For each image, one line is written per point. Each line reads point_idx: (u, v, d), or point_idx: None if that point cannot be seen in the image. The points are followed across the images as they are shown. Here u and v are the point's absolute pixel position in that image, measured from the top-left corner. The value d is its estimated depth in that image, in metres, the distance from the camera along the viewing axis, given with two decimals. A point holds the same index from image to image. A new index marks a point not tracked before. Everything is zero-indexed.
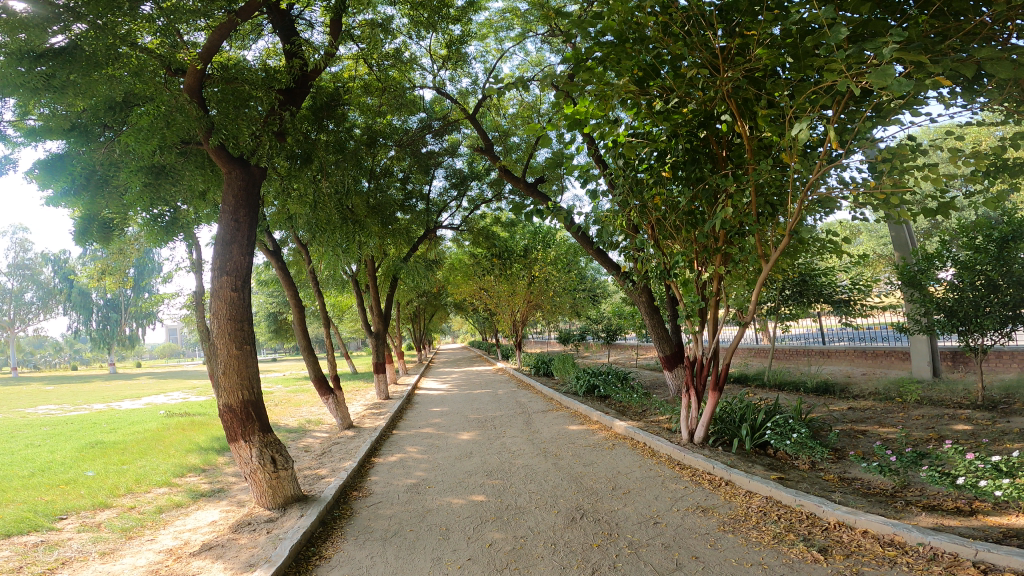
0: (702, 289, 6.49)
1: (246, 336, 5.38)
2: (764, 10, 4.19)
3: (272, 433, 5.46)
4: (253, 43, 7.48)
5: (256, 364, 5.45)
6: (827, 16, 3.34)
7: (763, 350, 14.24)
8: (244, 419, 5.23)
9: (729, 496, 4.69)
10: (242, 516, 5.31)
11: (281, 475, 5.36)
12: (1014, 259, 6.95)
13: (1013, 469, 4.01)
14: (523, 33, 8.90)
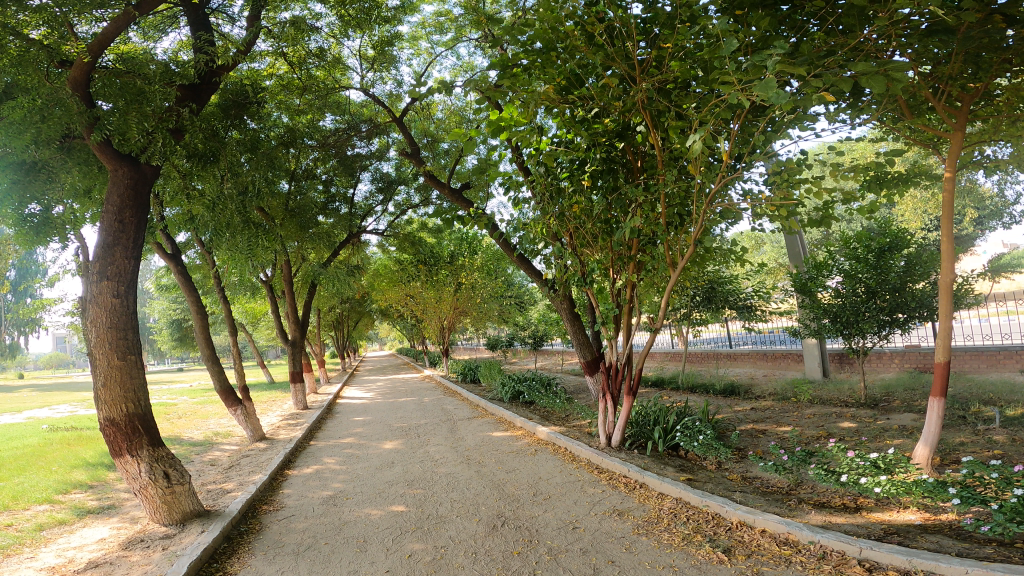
0: (617, 296, 6.69)
1: (131, 345, 5.04)
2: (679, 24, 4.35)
3: (164, 447, 5.15)
4: (164, 36, 7.04)
5: (142, 375, 5.10)
6: (723, 27, 3.60)
7: (678, 354, 14.83)
8: (129, 433, 4.89)
9: (643, 498, 4.86)
10: (134, 533, 4.96)
11: (175, 490, 5.05)
12: (890, 269, 7.66)
13: (889, 466, 4.47)
14: (456, 39, 8.86)
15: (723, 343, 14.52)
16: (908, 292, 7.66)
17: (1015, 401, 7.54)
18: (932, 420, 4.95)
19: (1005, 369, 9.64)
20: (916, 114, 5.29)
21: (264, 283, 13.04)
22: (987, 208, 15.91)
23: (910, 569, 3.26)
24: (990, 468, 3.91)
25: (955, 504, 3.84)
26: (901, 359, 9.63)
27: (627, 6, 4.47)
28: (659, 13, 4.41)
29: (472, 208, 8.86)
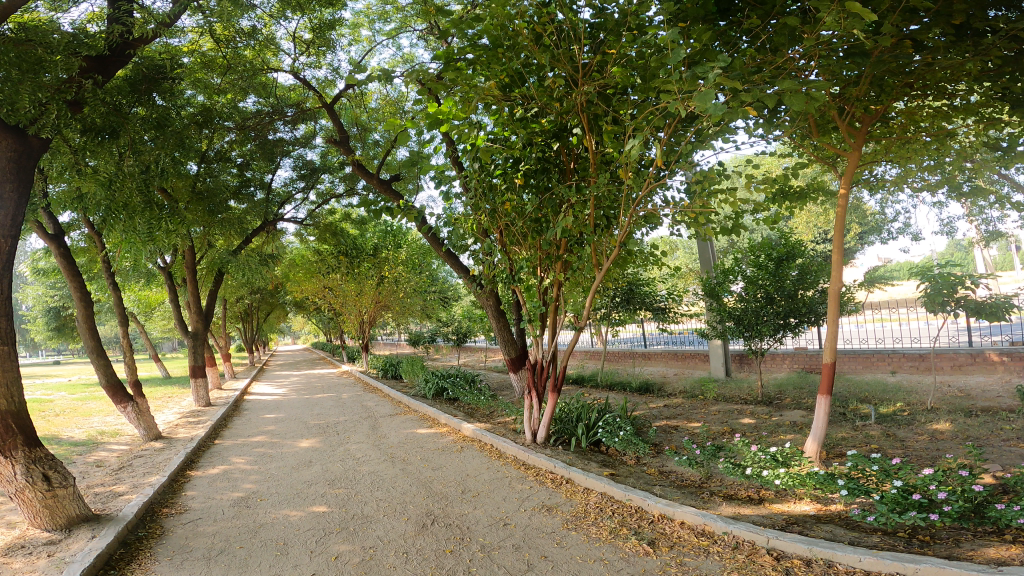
0: (544, 294, 6.81)
1: (3, 335, 4.55)
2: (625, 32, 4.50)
3: (44, 447, 4.69)
4: (74, 7, 6.36)
5: (17, 368, 4.63)
6: (669, 38, 3.78)
7: (597, 353, 15.31)
8: (1, 432, 4.43)
9: (570, 493, 5.00)
10: (10, 541, 4.48)
11: (58, 493, 4.61)
12: (787, 276, 8.29)
13: (786, 459, 4.89)
14: (398, 28, 8.65)
15: (639, 343, 15.15)
16: (799, 298, 8.35)
17: (887, 400, 8.42)
18: (821, 416, 5.44)
19: (878, 370, 10.73)
20: (821, 136, 5.77)
21: (164, 269, 12.10)
22: (870, 225, 17.63)
23: (812, 557, 3.58)
24: (872, 461, 4.37)
25: (844, 495, 4.26)
26: (792, 360, 10.43)
27: (576, 9, 4.57)
28: (607, 19, 4.55)
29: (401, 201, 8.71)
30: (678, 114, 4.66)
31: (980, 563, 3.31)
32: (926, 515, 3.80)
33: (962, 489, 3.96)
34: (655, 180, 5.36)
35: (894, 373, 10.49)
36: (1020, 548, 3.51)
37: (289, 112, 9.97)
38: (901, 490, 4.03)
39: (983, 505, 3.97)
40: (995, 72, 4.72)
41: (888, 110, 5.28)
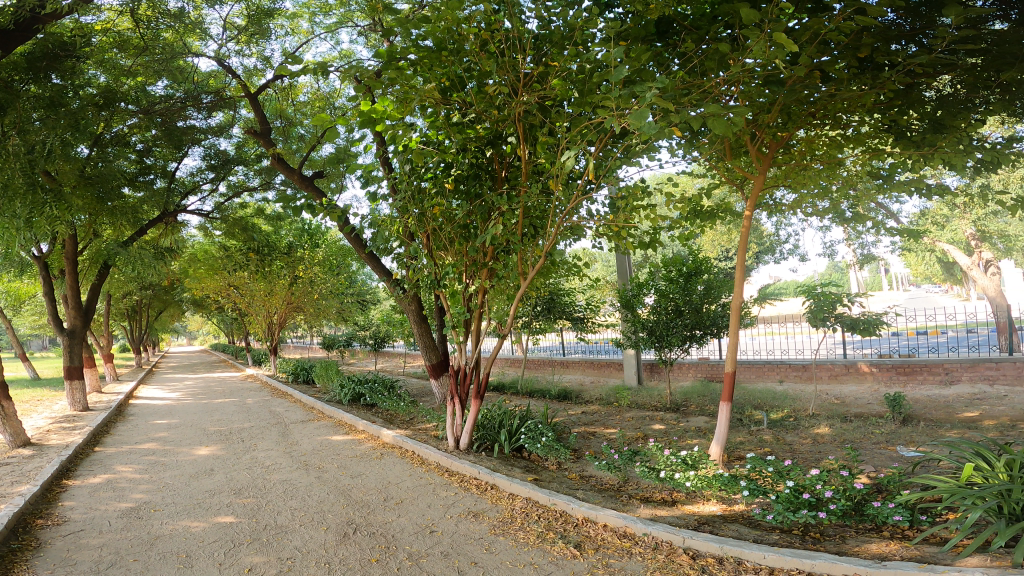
0: (469, 301, 6.76)
1: None
2: (569, 46, 4.70)
3: None
4: None
5: None
6: (613, 56, 3.95)
7: (516, 360, 15.48)
8: None
9: (495, 499, 5.01)
10: None
11: None
12: (694, 291, 8.83)
13: (695, 462, 5.17)
14: (338, 23, 8.36)
15: (556, 351, 15.48)
16: (704, 312, 8.89)
17: (778, 407, 9.10)
18: (723, 422, 5.76)
19: (769, 379, 11.60)
20: (734, 160, 6.15)
21: (39, 259, 10.87)
22: (766, 246, 19.14)
23: (723, 555, 3.78)
24: (768, 462, 4.66)
25: (746, 495, 4.54)
26: (696, 369, 11.07)
27: (524, 19, 4.74)
28: (554, 32, 4.74)
29: (323, 199, 8.45)
30: (610, 130, 4.86)
31: (867, 556, 3.62)
32: (817, 513, 4.11)
33: (845, 488, 4.28)
34: (583, 193, 5.53)
35: (782, 382, 11.39)
36: (896, 543, 3.82)
37: (205, 100, 9.41)
38: (793, 490, 4.31)
39: (862, 503, 4.30)
40: (886, 104, 5.31)
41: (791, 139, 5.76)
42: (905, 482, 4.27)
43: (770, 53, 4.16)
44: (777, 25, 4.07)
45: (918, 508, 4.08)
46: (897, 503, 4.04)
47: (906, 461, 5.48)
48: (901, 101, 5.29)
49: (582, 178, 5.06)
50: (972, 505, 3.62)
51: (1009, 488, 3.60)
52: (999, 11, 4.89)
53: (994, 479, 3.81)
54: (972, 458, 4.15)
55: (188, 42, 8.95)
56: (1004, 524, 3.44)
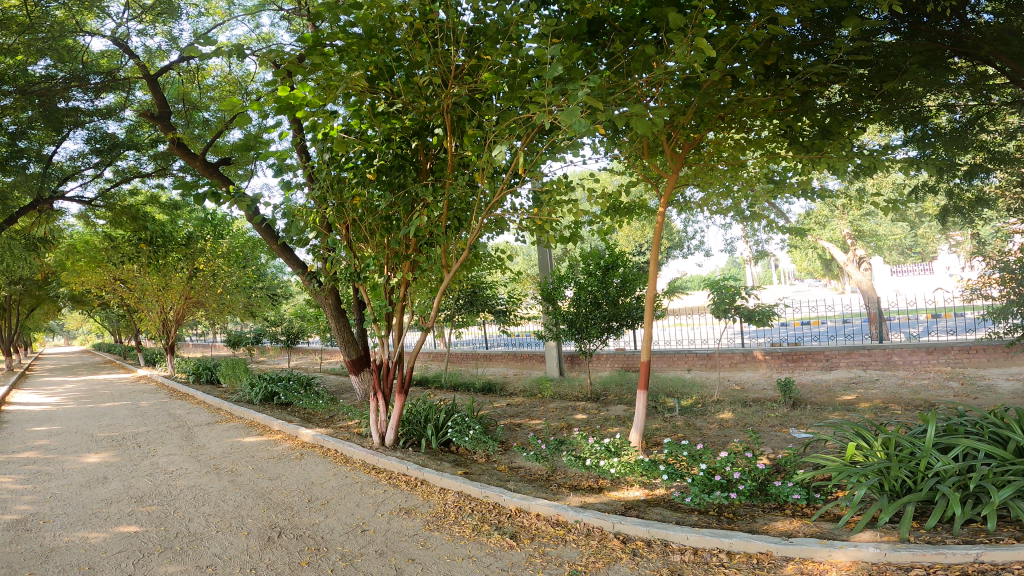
0: (390, 294, 6.45)
1: None
2: (502, 40, 4.69)
3: None
4: None
5: None
6: (549, 54, 3.98)
7: (438, 355, 15.32)
8: None
9: (427, 494, 4.93)
10: None
11: None
12: (612, 284, 9.08)
13: (618, 449, 5.32)
14: (260, 5, 7.87)
15: (479, 345, 15.49)
16: (621, 304, 9.16)
17: (688, 393, 9.54)
18: (640, 410, 5.69)
19: (679, 367, 12.17)
20: (650, 159, 6.19)
21: None
22: (675, 241, 20.11)
23: (651, 538, 3.90)
24: (683, 446, 4.83)
25: (664, 480, 4.77)
26: (613, 359, 11.46)
27: (459, 12, 4.70)
28: (489, 26, 4.72)
29: (230, 186, 7.95)
30: (538, 126, 4.82)
31: (777, 534, 3.75)
32: (729, 494, 4.26)
33: (751, 469, 4.47)
34: (508, 187, 5.40)
35: (690, 370, 12.02)
36: (798, 520, 3.98)
37: (93, 80, 8.52)
38: (707, 473, 4.49)
39: (766, 483, 4.48)
40: (785, 110, 5.51)
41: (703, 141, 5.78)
42: (799, 461, 4.42)
43: (690, 57, 4.32)
44: (698, 30, 4.24)
45: (813, 486, 4.26)
46: (796, 482, 4.23)
47: (799, 443, 5.42)
48: (796, 108, 5.52)
49: (509, 173, 5.04)
50: (857, 483, 3.81)
51: (888, 466, 3.82)
52: (891, 24, 5.47)
53: (873, 456, 4.01)
54: (853, 438, 4.31)
55: (81, 20, 8.34)
56: (887, 500, 3.63)
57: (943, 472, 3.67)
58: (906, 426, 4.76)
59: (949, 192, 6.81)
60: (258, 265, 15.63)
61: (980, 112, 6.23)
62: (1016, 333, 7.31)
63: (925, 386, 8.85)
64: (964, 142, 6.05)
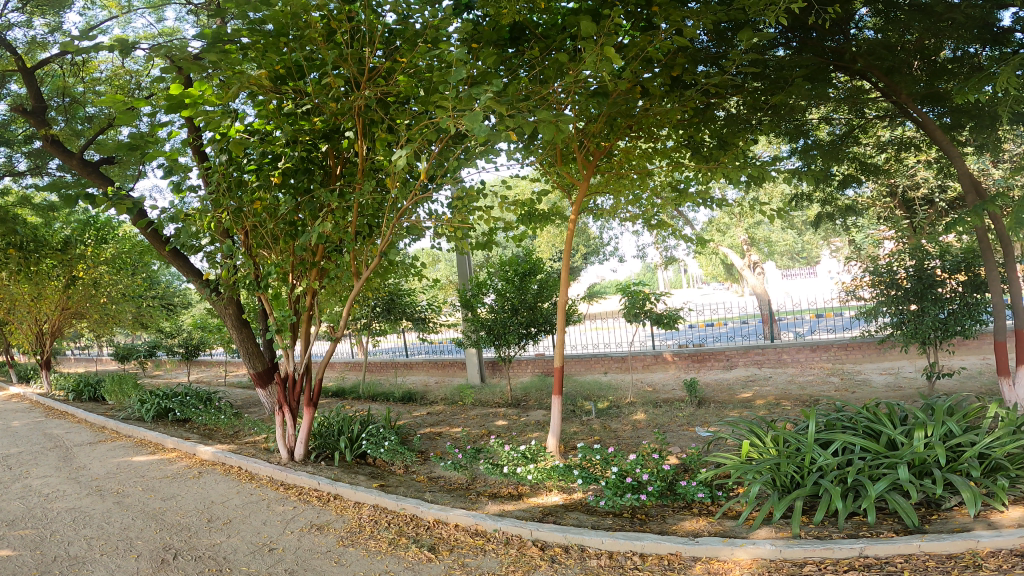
0: (295, 303, 6.17)
1: None
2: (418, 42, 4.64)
3: None
4: None
5: None
6: (457, 57, 4.05)
7: (355, 364, 14.90)
8: None
9: (340, 509, 4.75)
10: None
11: None
12: (530, 289, 9.13)
13: (534, 455, 5.37)
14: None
15: (399, 353, 15.18)
16: (538, 310, 9.22)
17: (604, 396, 9.73)
18: (554, 415, 5.72)
19: (595, 371, 12.43)
20: (564, 167, 6.25)
21: None
22: (592, 247, 20.59)
23: (568, 544, 3.93)
24: (596, 450, 4.93)
25: (579, 484, 4.86)
26: (533, 365, 11.57)
27: (381, 12, 4.65)
28: (405, 29, 4.72)
29: (114, 187, 7.37)
30: (448, 131, 4.74)
31: (684, 535, 3.88)
32: (639, 496, 4.37)
33: (659, 470, 4.62)
34: (422, 194, 5.15)
35: (606, 373, 12.30)
36: (704, 519, 4.13)
37: None
38: (619, 475, 4.59)
39: (674, 483, 4.64)
40: (689, 121, 5.78)
41: (613, 148, 5.89)
42: (703, 460, 4.60)
43: (597, 66, 4.42)
44: (610, 38, 4.37)
45: (716, 485, 4.44)
46: (700, 481, 4.41)
47: (704, 440, 5.70)
48: (699, 119, 5.80)
49: (419, 179, 4.94)
50: (753, 479, 4.01)
51: (779, 462, 4.04)
52: (783, 39, 5.83)
53: (767, 453, 4.23)
54: (748, 436, 4.52)
55: None
56: (779, 496, 3.84)
57: (825, 467, 3.93)
58: (794, 422, 5.07)
59: (825, 200, 7.23)
60: (153, 272, 14.60)
61: (852, 126, 6.68)
62: (885, 331, 8.00)
63: (812, 381, 9.53)
64: (836, 154, 6.47)
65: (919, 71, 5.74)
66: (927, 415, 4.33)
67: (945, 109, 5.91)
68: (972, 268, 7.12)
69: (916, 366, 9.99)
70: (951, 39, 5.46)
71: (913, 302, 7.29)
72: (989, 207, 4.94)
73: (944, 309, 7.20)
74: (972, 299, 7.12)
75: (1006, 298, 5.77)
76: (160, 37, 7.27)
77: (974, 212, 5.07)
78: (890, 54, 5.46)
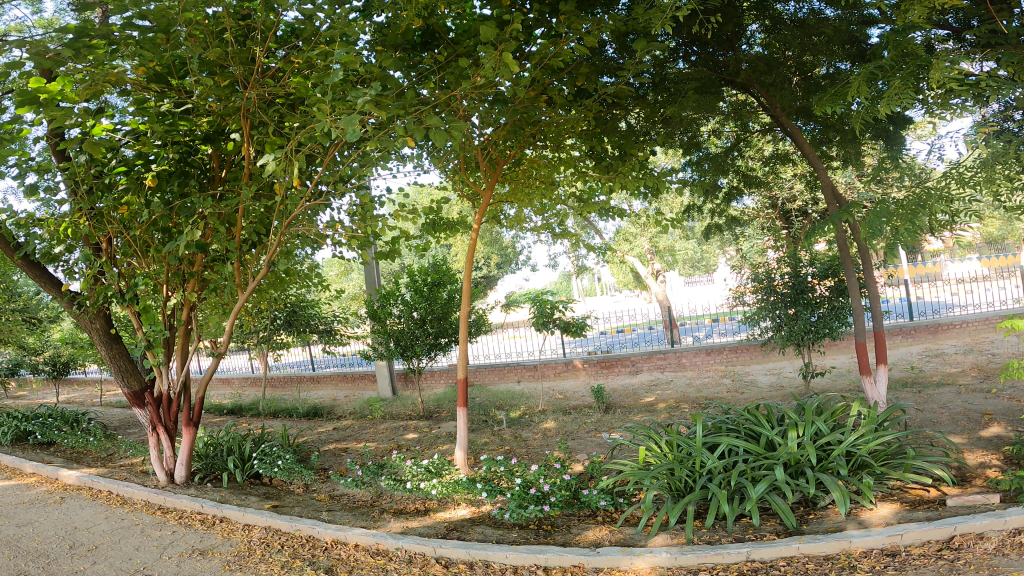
0: (170, 316, 5.86)
1: None
2: (314, 43, 4.44)
3: None
4: None
5: None
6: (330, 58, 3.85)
7: (256, 380, 14.16)
8: None
9: (227, 532, 4.44)
10: None
11: None
12: (439, 299, 8.97)
13: (438, 469, 5.25)
14: None
15: (306, 366, 14.57)
16: (448, 321, 9.08)
17: (516, 405, 9.71)
18: (461, 427, 5.60)
19: (509, 380, 12.42)
20: (469, 175, 6.24)
21: None
22: (506, 256, 20.64)
23: (472, 560, 3.81)
24: (500, 462, 4.88)
25: (483, 497, 4.76)
26: (446, 376, 11.43)
27: (280, 12, 4.26)
28: (298, 31, 4.55)
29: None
30: (338, 137, 4.66)
31: (585, 545, 3.85)
32: (542, 507, 4.33)
33: (562, 480, 4.62)
34: (313, 199, 4.97)
35: (519, 382, 12.32)
36: (606, 527, 4.14)
37: None
38: (523, 487, 4.55)
39: (577, 492, 4.64)
40: (592, 131, 5.89)
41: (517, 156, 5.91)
42: (604, 468, 4.63)
43: (494, 73, 4.41)
44: (508, 43, 4.31)
45: (616, 492, 4.47)
46: (601, 490, 4.44)
47: (609, 446, 5.77)
48: (602, 129, 5.95)
49: (311, 185, 4.79)
50: (650, 484, 4.08)
51: (673, 467, 4.15)
52: (682, 52, 6.08)
53: (662, 458, 4.32)
54: (645, 441, 4.60)
55: None
56: (672, 502, 3.92)
57: (713, 470, 4.07)
58: (686, 426, 5.23)
59: (714, 211, 7.51)
60: (17, 283, 13.25)
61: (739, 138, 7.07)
62: (769, 334, 8.49)
63: (707, 384, 9.92)
64: (722, 167, 6.86)
65: (797, 88, 6.07)
66: (798, 416, 4.57)
67: (816, 125, 6.47)
68: (838, 274, 7.67)
69: (795, 366, 10.67)
70: (826, 57, 5.84)
71: (790, 306, 7.84)
72: (845, 217, 5.50)
73: (815, 313, 7.78)
74: (837, 302, 7.71)
75: (866, 302, 6.24)
76: (35, 27, 6.69)
77: (834, 221, 5.61)
78: (772, 70, 5.81)
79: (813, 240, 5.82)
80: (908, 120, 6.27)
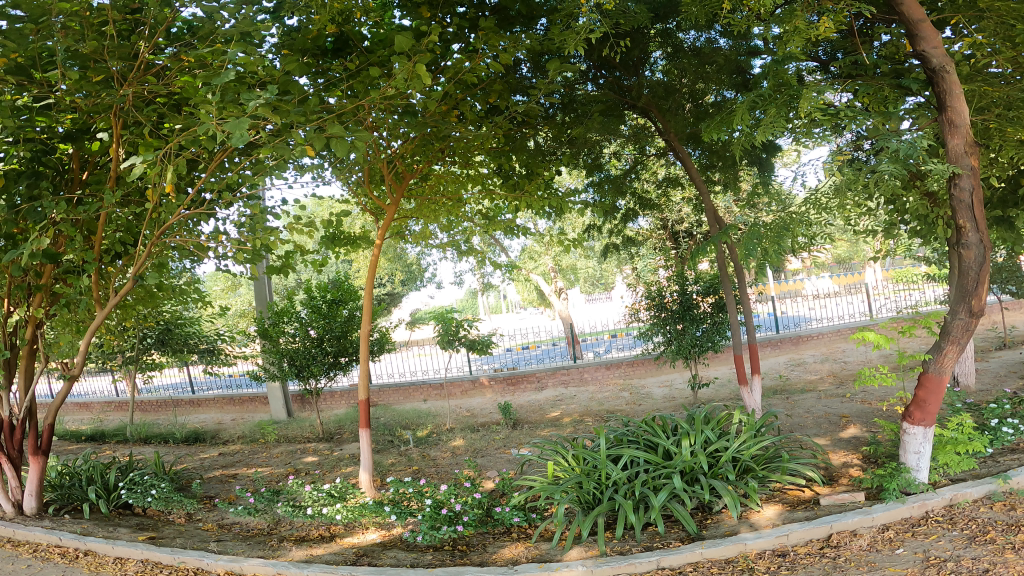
0: (11, 335, 5.23)
1: None
2: (213, 45, 4.16)
3: None
4: None
5: None
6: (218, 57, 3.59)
7: (125, 404, 12.84)
8: None
9: (94, 567, 4.05)
10: None
11: None
12: (339, 315, 8.63)
13: (342, 493, 5.03)
14: None
15: (184, 388, 13.44)
16: (347, 339, 8.75)
17: (421, 424, 9.55)
18: (365, 448, 5.41)
19: (414, 400, 12.21)
20: (373, 188, 6.09)
21: None
22: (408, 272, 20.32)
23: None
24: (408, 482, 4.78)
25: (393, 520, 4.63)
26: (346, 396, 11.02)
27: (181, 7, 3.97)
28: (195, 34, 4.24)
29: None
30: (224, 143, 4.47)
31: (501, 563, 3.86)
32: (456, 528, 4.33)
33: (473, 498, 4.61)
34: (195, 207, 4.63)
35: (425, 401, 12.14)
36: (521, 543, 4.17)
37: None
38: (434, 508, 4.54)
39: (490, 509, 4.65)
40: (500, 148, 5.98)
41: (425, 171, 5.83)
42: (514, 484, 4.68)
43: (406, 84, 4.36)
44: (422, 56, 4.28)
45: (528, 507, 4.52)
46: (513, 506, 4.49)
47: (517, 463, 5.83)
48: (510, 147, 6.04)
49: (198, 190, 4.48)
50: (561, 498, 4.18)
51: (581, 480, 4.28)
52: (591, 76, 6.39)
53: (570, 472, 4.45)
54: (553, 456, 4.72)
55: None
56: (583, 515, 4.05)
57: (618, 481, 4.25)
58: (589, 439, 5.40)
59: (611, 231, 7.86)
60: None
61: (637, 161, 7.45)
62: (660, 348, 8.99)
63: (607, 397, 10.31)
64: (621, 188, 7.24)
65: (688, 113, 6.45)
66: (691, 424, 4.86)
67: (703, 150, 7.02)
68: (718, 291, 8.31)
69: (684, 378, 11.37)
70: (714, 87, 6.32)
71: (679, 321, 8.35)
72: (724, 238, 5.96)
73: (699, 327, 8.36)
74: (718, 317, 8.33)
75: (741, 317, 6.80)
76: None
77: (714, 242, 6.08)
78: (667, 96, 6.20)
79: (698, 259, 6.26)
80: (778, 148, 6.89)
